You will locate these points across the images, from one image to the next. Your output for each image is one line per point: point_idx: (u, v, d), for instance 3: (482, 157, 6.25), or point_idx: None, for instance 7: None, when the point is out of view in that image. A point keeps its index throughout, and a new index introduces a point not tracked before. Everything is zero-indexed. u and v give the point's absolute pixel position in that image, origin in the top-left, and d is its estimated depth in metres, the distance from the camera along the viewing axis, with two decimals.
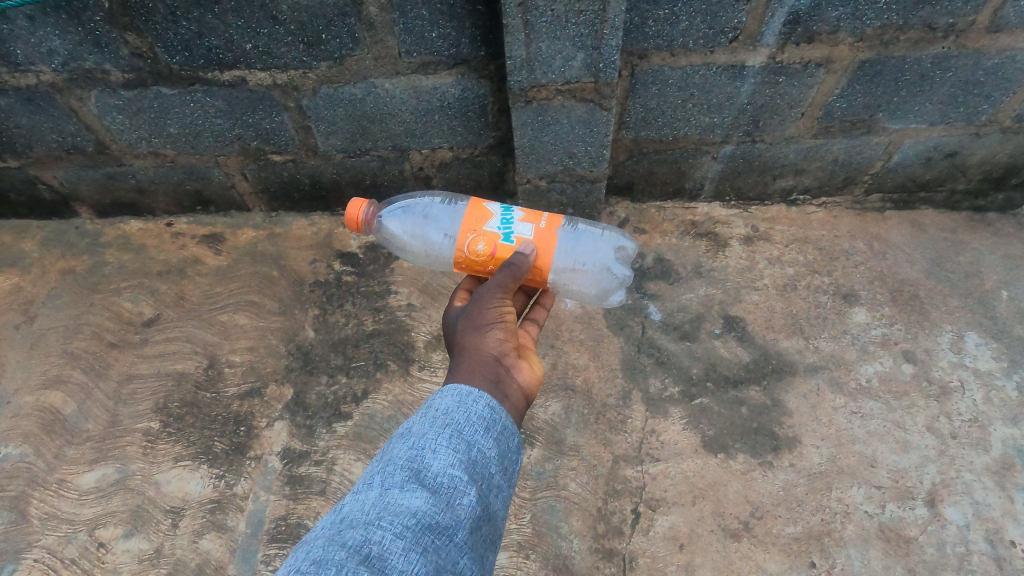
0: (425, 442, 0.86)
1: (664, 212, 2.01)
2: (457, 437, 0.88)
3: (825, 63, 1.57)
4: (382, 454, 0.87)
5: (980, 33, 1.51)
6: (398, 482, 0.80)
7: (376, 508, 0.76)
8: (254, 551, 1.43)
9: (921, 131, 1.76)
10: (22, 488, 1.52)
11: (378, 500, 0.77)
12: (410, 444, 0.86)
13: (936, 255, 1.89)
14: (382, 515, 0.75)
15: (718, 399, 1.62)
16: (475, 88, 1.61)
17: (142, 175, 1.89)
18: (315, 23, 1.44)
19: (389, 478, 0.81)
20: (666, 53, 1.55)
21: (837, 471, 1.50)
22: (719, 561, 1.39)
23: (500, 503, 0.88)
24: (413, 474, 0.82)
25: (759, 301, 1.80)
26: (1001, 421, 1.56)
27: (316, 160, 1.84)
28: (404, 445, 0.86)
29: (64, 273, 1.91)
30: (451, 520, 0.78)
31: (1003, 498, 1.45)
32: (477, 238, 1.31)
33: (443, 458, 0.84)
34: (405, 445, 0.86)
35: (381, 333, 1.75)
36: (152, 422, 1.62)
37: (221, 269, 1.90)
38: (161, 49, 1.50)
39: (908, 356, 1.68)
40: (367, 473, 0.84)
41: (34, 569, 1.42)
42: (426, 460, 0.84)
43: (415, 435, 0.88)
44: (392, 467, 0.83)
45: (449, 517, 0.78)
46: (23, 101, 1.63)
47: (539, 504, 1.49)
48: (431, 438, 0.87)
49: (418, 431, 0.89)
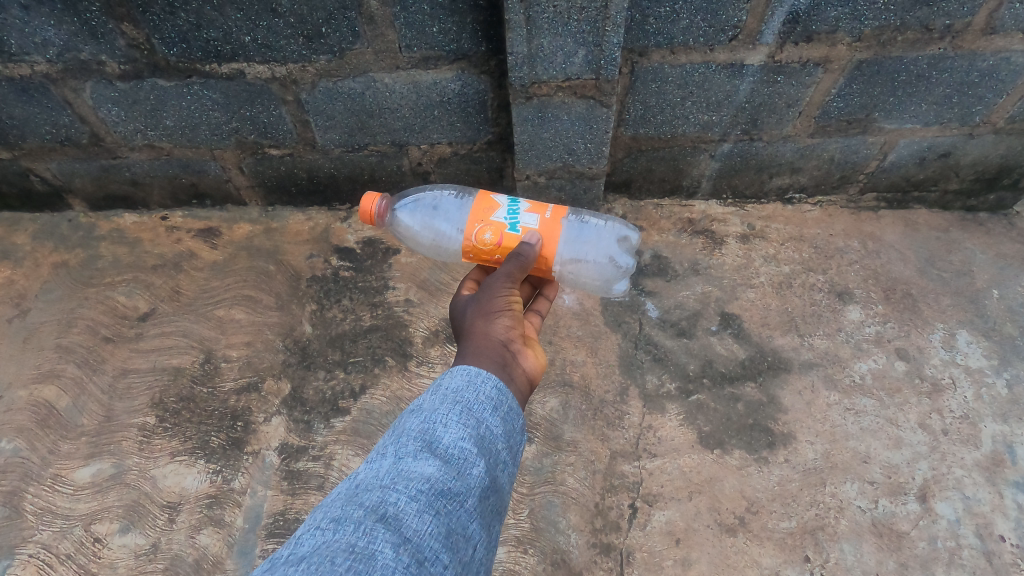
0: (436, 417, 0.86)
1: (661, 210, 2.02)
2: (467, 413, 0.89)
3: (824, 62, 1.58)
4: (394, 428, 0.87)
5: (976, 35, 1.52)
6: (411, 451, 0.81)
7: (390, 474, 0.77)
8: (252, 546, 1.43)
9: (916, 131, 1.78)
10: (16, 483, 1.51)
11: (391, 467, 0.78)
12: (421, 417, 0.87)
13: (928, 254, 1.91)
14: (396, 480, 0.76)
15: (714, 395, 1.63)
16: (475, 83, 1.61)
17: (138, 168, 1.87)
18: (316, 17, 1.43)
19: (402, 448, 0.81)
20: (666, 51, 1.55)
21: (830, 466, 1.52)
22: (716, 555, 1.40)
23: (507, 478, 0.88)
24: (425, 444, 0.82)
25: (755, 298, 1.81)
26: (991, 418, 1.59)
27: (314, 154, 1.83)
28: (416, 419, 0.86)
29: (57, 266, 1.89)
30: (463, 488, 0.79)
31: (993, 493, 1.48)
32: (484, 228, 1.32)
33: (454, 431, 0.85)
34: (417, 418, 0.87)
35: (379, 328, 1.74)
36: (148, 416, 1.61)
37: (217, 263, 1.88)
38: (159, 41, 1.49)
39: (901, 353, 1.70)
40: (380, 443, 0.84)
41: (28, 565, 1.41)
42: (437, 432, 0.84)
43: (426, 410, 0.88)
44: (405, 438, 0.83)
45: (460, 485, 0.78)
46: (17, 91, 1.61)
47: (537, 499, 1.49)
48: (442, 413, 0.87)
49: (429, 407, 0.89)
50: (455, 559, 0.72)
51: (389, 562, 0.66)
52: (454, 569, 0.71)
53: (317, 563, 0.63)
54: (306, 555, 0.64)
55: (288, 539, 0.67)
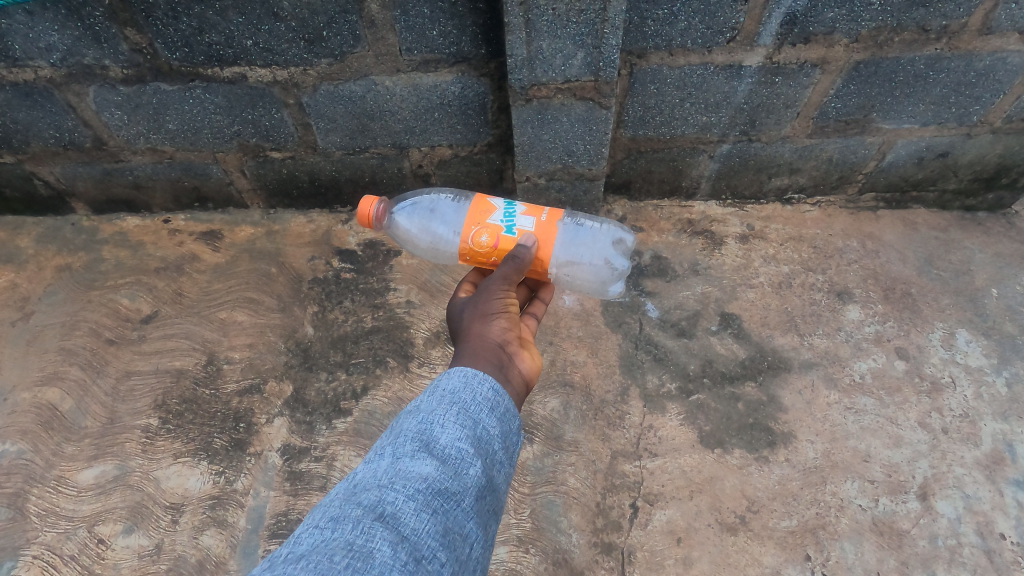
0: (434, 417, 0.87)
1: (660, 211, 2.03)
2: (464, 413, 0.89)
3: (821, 63, 1.59)
4: (392, 428, 0.88)
5: (973, 35, 1.53)
6: (409, 451, 0.81)
7: (388, 473, 0.78)
8: (255, 546, 1.43)
9: (914, 131, 1.79)
10: (21, 484, 1.52)
11: (389, 467, 0.79)
12: (419, 418, 0.87)
13: (927, 253, 1.92)
14: (394, 479, 0.76)
15: (714, 395, 1.64)
16: (475, 85, 1.62)
17: (141, 171, 1.88)
18: (317, 20, 1.44)
19: (400, 448, 0.82)
20: (665, 53, 1.56)
21: (831, 465, 1.52)
22: (717, 554, 1.41)
23: (503, 478, 0.89)
24: (423, 444, 0.83)
25: (755, 298, 1.82)
26: (991, 417, 1.59)
27: (315, 157, 1.84)
28: (414, 419, 0.87)
29: (60, 270, 1.90)
30: (459, 487, 0.79)
31: (993, 491, 1.48)
32: (481, 230, 1.33)
33: (451, 431, 0.85)
34: (415, 419, 0.87)
35: (380, 330, 1.75)
36: (152, 418, 1.62)
37: (220, 265, 1.89)
38: (161, 45, 1.50)
39: (901, 352, 1.71)
40: (378, 443, 0.85)
41: (33, 566, 1.41)
42: (435, 433, 0.85)
43: (423, 410, 0.89)
44: (403, 438, 0.84)
45: (457, 484, 0.79)
46: (21, 96, 1.62)
47: (538, 499, 1.50)
48: (440, 413, 0.88)
49: (426, 407, 0.90)
50: (452, 557, 0.73)
51: (388, 559, 0.66)
52: (451, 567, 0.72)
53: (316, 561, 0.63)
54: (305, 553, 0.65)
55: (287, 538, 0.68)
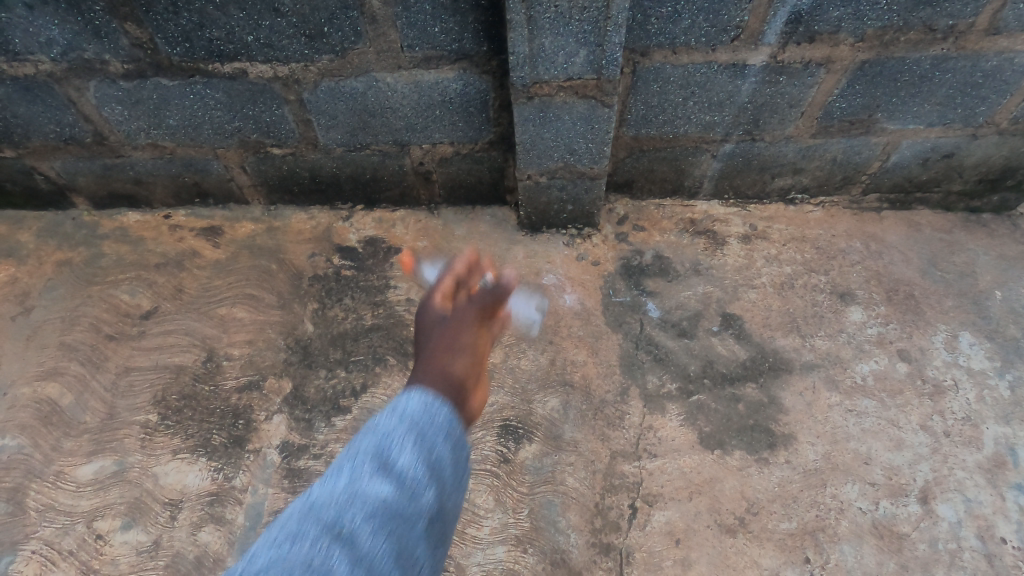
0: (391, 438, 0.82)
1: (663, 210, 2.01)
2: (422, 437, 0.84)
3: (826, 63, 1.58)
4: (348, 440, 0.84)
5: (980, 35, 1.52)
6: (366, 471, 0.79)
7: (345, 494, 0.76)
8: (253, 543, 1.44)
9: (919, 132, 1.77)
10: (20, 479, 1.52)
11: (346, 487, 0.77)
12: (377, 433, 0.83)
13: (931, 255, 1.91)
14: (352, 498, 0.76)
15: (715, 396, 1.63)
16: (476, 83, 1.61)
17: (141, 167, 1.87)
18: (317, 16, 1.43)
19: (357, 467, 0.79)
20: (668, 51, 1.55)
21: (832, 468, 1.52)
22: (716, 556, 1.40)
23: (459, 492, 0.88)
24: (381, 463, 0.80)
25: (756, 299, 1.81)
26: (993, 420, 1.58)
27: (315, 153, 1.83)
28: (371, 434, 0.83)
29: (61, 265, 1.89)
30: (416, 510, 0.79)
31: (994, 495, 1.48)
32: None
33: (409, 455, 0.81)
34: (373, 435, 0.83)
35: (380, 328, 1.75)
36: (150, 414, 1.62)
37: (220, 262, 1.89)
38: (162, 41, 1.50)
39: (903, 354, 1.70)
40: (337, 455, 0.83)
41: (31, 560, 1.42)
42: (393, 453, 0.81)
43: (381, 426, 0.84)
44: (360, 456, 0.80)
45: (414, 507, 0.79)
46: (21, 90, 1.62)
47: (537, 498, 1.49)
48: (398, 435, 0.82)
49: (384, 423, 0.84)
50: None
51: None
52: None
53: None
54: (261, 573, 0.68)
55: (245, 553, 0.71)
